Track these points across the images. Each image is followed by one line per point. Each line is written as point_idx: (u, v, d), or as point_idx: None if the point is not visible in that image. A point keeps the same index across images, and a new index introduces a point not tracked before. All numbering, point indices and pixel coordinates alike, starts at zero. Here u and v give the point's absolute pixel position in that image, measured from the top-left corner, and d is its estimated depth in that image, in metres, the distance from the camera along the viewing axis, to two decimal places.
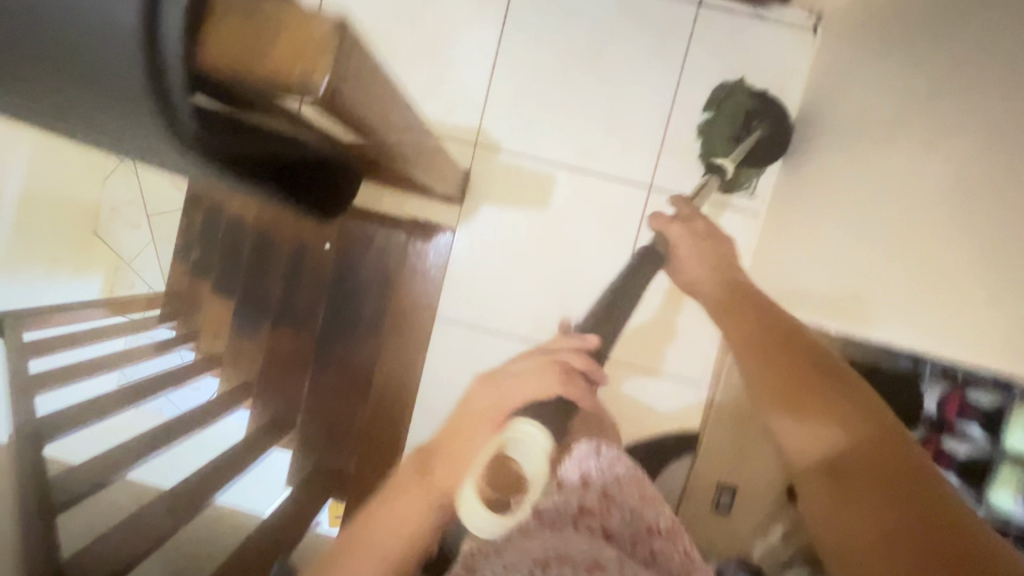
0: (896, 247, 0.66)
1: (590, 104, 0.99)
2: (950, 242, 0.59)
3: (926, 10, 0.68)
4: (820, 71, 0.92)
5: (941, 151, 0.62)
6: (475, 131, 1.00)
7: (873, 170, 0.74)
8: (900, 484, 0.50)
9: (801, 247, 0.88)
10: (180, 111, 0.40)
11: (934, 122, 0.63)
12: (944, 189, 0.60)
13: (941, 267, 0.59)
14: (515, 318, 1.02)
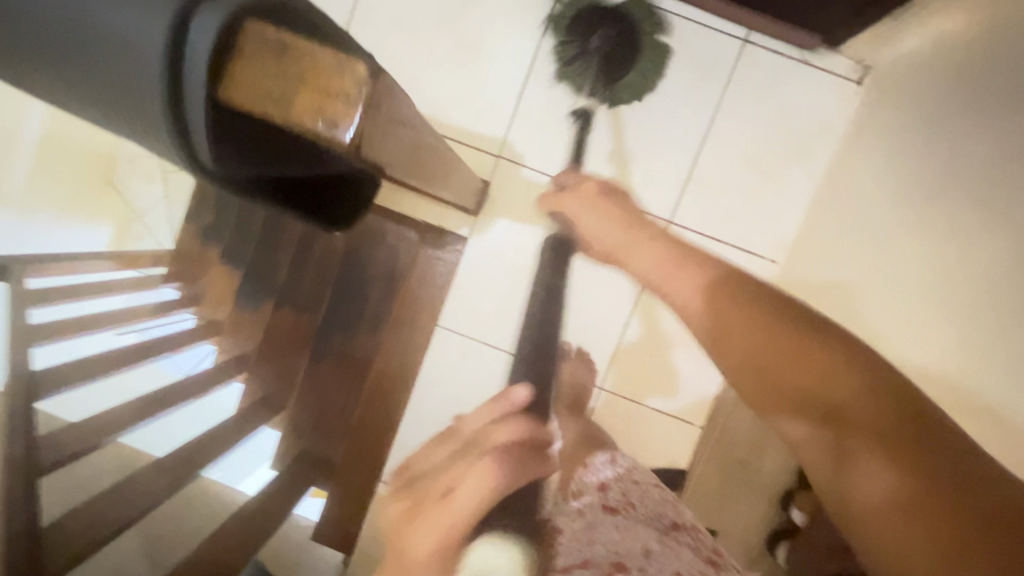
0: (966, 329, 0.59)
1: (621, 129, 0.98)
2: (993, 340, 0.55)
3: (984, 82, 0.65)
4: (863, 124, 0.91)
5: (1001, 234, 0.57)
6: (501, 141, 0.99)
7: (927, 241, 0.68)
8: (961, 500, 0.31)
9: (835, 308, 0.83)
10: (199, 148, 0.32)
11: (990, 203, 0.59)
12: (1002, 274, 0.56)
13: (978, 366, 0.56)
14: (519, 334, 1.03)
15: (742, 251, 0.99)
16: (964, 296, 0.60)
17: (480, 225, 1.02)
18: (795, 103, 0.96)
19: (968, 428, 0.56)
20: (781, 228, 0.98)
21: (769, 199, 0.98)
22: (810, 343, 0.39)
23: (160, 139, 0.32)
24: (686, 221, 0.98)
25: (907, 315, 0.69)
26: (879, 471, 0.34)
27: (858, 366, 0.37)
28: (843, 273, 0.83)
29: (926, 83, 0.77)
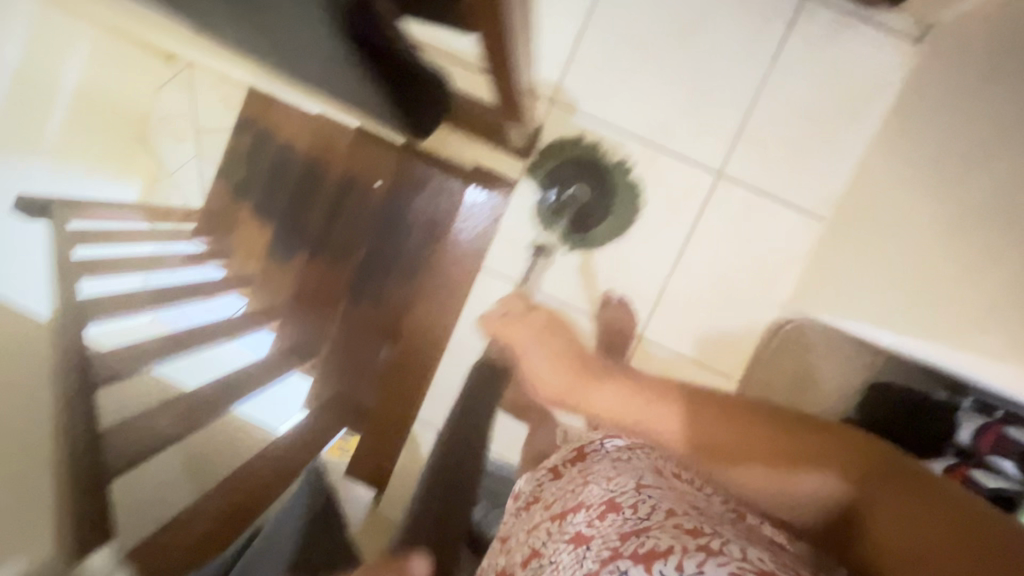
0: (976, 236, 0.61)
1: (670, 79, 0.99)
2: (998, 243, 0.57)
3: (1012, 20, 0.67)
4: (916, 81, 0.91)
5: (1007, 144, 0.59)
6: (552, 89, 1.01)
7: (948, 174, 0.70)
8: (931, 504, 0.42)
9: (868, 252, 0.84)
10: None
11: (999, 125, 0.62)
12: (999, 181, 0.58)
13: (998, 271, 0.57)
14: (559, 278, 1.07)
15: (789, 206, 1.00)
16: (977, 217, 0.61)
17: (533, 169, 1.05)
18: (848, 63, 0.96)
19: (1010, 345, 0.56)
20: (827, 183, 0.99)
21: (818, 156, 0.98)
22: (799, 441, 0.51)
23: None
24: (732, 174, 1.00)
25: (937, 249, 0.70)
26: (896, 525, 0.44)
27: (853, 446, 0.50)
28: (889, 221, 0.83)
29: (979, 31, 0.76)
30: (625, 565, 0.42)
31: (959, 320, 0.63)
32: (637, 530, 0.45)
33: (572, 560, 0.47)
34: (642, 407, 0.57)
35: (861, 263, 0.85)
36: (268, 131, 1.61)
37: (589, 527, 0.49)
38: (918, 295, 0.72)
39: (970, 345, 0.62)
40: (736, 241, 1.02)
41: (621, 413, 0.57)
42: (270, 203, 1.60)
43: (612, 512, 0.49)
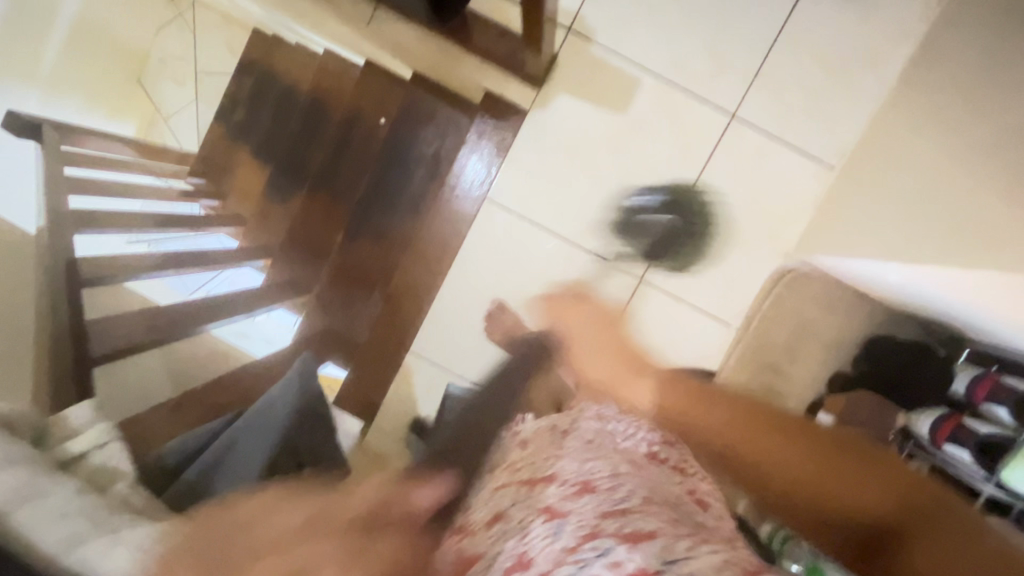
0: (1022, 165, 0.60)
1: (692, 16, 0.97)
2: None
3: None
4: (940, 29, 0.90)
5: None
6: (572, 17, 0.98)
7: (991, 116, 0.69)
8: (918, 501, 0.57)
9: (886, 197, 0.84)
10: None
11: None
12: None
13: None
14: (565, 216, 1.04)
15: (798, 152, 0.99)
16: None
17: (544, 99, 1.02)
18: (872, 11, 0.95)
19: None
20: (840, 133, 0.98)
21: (835, 103, 0.97)
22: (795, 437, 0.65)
23: None
24: (747, 118, 0.99)
25: (973, 185, 0.68)
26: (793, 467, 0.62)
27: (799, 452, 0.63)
28: (908, 164, 0.82)
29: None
30: (608, 542, 0.39)
31: (988, 249, 0.62)
32: (620, 511, 0.42)
33: (542, 534, 0.42)
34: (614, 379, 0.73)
35: (877, 208, 0.85)
36: (269, 70, 1.57)
37: (562, 504, 0.45)
38: (944, 232, 0.72)
39: (990, 266, 0.61)
40: (745, 186, 1.00)
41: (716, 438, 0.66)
42: (268, 143, 1.55)
43: (587, 492, 0.45)
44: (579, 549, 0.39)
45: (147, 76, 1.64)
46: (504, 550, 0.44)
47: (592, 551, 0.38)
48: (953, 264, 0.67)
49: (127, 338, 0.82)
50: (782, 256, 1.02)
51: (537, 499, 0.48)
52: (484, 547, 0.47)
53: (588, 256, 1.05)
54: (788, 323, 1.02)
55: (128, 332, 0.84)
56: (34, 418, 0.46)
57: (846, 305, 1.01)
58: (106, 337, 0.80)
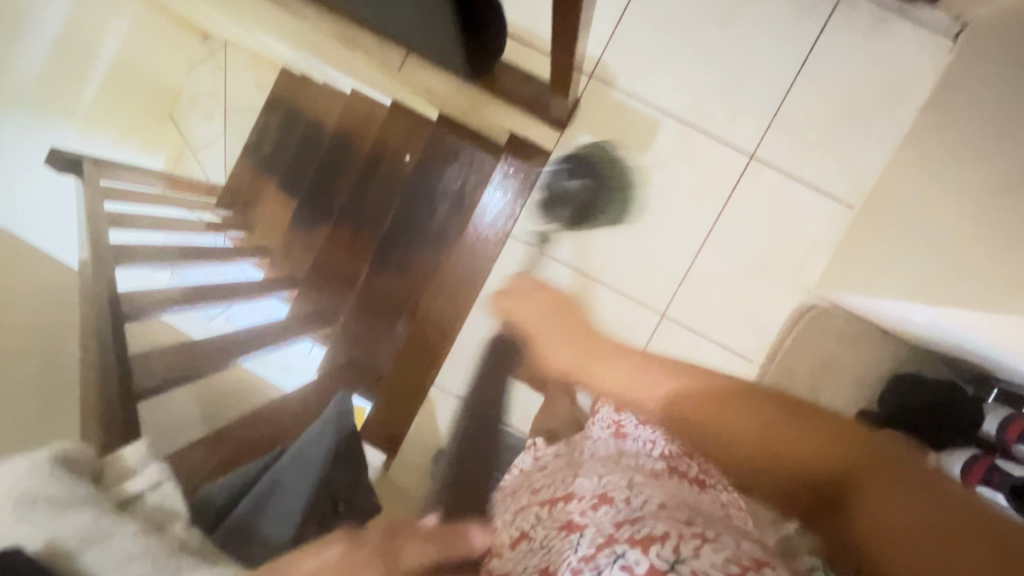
0: None
1: (710, 61, 1.00)
2: None
3: None
4: (954, 74, 0.93)
5: None
6: (594, 62, 1.02)
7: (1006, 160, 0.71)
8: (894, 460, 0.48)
9: (905, 235, 0.86)
10: None
11: None
12: None
13: None
14: (585, 252, 1.07)
15: (817, 190, 1.01)
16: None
17: (565, 140, 1.05)
18: (885, 56, 0.98)
19: None
20: (859, 174, 1.00)
21: (854, 143, 1.00)
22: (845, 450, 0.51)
23: None
24: (766, 157, 1.01)
25: (987, 221, 0.69)
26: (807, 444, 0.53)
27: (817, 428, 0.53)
28: (927, 203, 0.83)
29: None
30: (622, 548, 0.40)
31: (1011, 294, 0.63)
32: (631, 520, 0.43)
33: (563, 549, 0.44)
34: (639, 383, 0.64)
35: (897, 247, 0.86)
36: (298, 109, 1.64)
37: (580, 518, 0.46)
38: (963, 267, 0.72)
39: (1009, 308, 0.61)
40: (764, 222, 1.02)
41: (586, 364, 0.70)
42: (295, 177, 1.61)
43: (603, 505, 0.46)
44: (595, 556, 0.40)
45: (177, 113, 1.73)
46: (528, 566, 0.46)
47: (607, 558, 0.40)
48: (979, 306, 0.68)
49: (166, 368, 0.86)
50: (801, 292, 1.03)
51: (553, 516, 0.49)
52: (508, 568, 0.48)
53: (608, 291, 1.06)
54: (811, 360, 1.02)
55: (168, 363, 0.88)
56: (92, 459, 0.48)
57: (869, 342, 1.01)
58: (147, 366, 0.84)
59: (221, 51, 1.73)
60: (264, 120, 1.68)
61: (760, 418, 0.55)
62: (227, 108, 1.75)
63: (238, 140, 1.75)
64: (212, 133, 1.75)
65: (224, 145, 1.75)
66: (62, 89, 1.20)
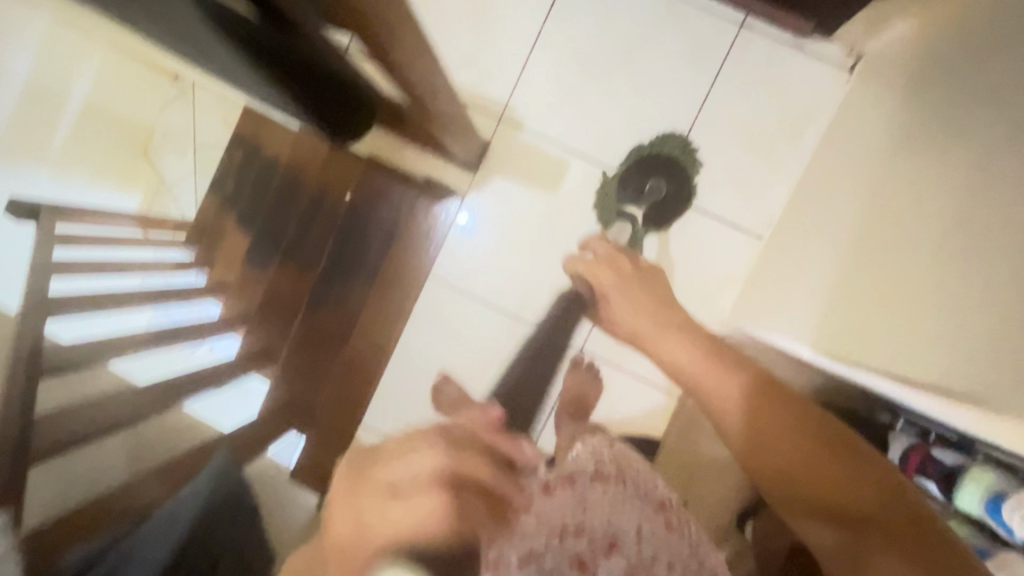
0: (921, 262, 0.62)
1: (617, 100, 1.03)
2: (942, 273, 0.58)
3: (950, 62, 0.69)
4: (849, 106, 0.94)
5: (950, 180, 0.61)
6: (503, 105, 1.05)
7: (891, 200, 0.72)
8: (926, 546, 0.48)
9: (802, 270, 0.88)
10: None
11: (944, 164, 0.63)
12: (944, 223, 0.60)
13: (930, 295, 0.59)
14: (504, 290, 1.09)
15: (725, 221, 1.02)
16: (937, 232, 0.61)
17: (479, 182, 1.08)
18: (784, 89, 1.00)
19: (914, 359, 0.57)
20: (765, 205, 1.02)
21: (759, 175, 1.01)
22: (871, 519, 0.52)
23: None
24: (674, 192, 1.03)
25: (876, 260, 0.70)
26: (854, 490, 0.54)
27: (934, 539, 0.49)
28: (826, 236, 0.84)
29: (913, 60, 0.79)
30: None
31: (883, 339, 0.64)
32: None
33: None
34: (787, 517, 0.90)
35: (797, 282, 0.87)
36: None
37: None
38: (855, 302, 0.72)
39: (884, 357, 0.63)
40: (677, 255, 1.03)
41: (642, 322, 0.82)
42: None
43: None
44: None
45: (153, 148, 1.34)
46: None
47: None
48: (857, 349, 0.68)
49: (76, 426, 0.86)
50: (718, 323, 1.03)
51: None
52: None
53: (526, 327, 1.08)
54: None
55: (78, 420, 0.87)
56: None
57: (783, 370, 1.02)
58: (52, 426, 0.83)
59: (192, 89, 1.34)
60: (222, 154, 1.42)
61: (834, 472, 0.56)
62: (195, 146, 1.38)
63: (207, 178, 1.40)
64: (182, 173, 1.37)
65: (193, 184, 1.38)
66: (36, 130, 0.98)
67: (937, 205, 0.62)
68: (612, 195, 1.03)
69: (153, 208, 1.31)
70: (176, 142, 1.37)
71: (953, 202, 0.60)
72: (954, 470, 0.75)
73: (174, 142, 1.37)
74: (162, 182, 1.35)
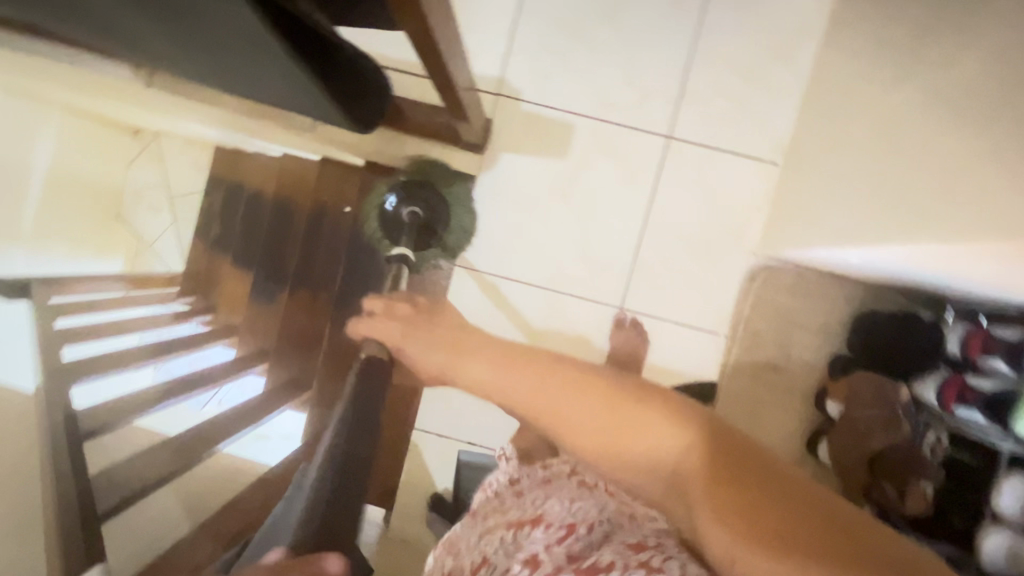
0: (959, 130, 0.61)
1: (609, 54, 1.02)
2: (983, 138, 0.58)
3: None
4: (837, 17, 0.95)
5: (971, 51, 0.61)
6: (497, 82, 1.04)
7: (906, 90, 0.72)
8: (772, 498, 0.41)
9: (821, 184, 0.88)
10: None
11: (960, 37, 0.64)
12: (970, 88, 0.60)
13: (980, 154, 0.58)
14: (530, 266, 1.07)
15: (738, 155, 1.02)
16: (966, 94, 0.61)
17: (488, 162, 1.06)
18: (770, 14, 1.00)
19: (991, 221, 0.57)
20: (773, 130, 1.02)
21: (760, 104, 1.02)
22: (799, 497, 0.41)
23: None
24: (683, 137, 1.03)
25: (901, 153, 0.72)
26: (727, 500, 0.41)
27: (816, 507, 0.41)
28: (845, 144, 0.84)
29: None
30: None
31: (943, 213, 0.64)
32: (581, 555, 0.48)
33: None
34: (568, 382, 0.57)
35: (823, 191, 0.87)
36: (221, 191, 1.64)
37: (546, 552, 0.49)
38: (896, 193, 0.72)
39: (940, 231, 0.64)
40: (695, 198, 1.03)
41: (570, 403, 0.54)
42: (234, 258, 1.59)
43: (569, 536, 0.51)
44: None
45: (125, 211, 1.39)
46: None
47: None
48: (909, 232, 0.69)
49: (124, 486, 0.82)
50: (750, 256, 1.04)
51: (523, 542, 0.52)
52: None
53: (563, 297, 1.07)
54: (773, 320, 1.04)
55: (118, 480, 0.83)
56: None
57: (823, 289, 1.03)
58: (103, 487, 0.79)
59: (153, 142, 1.38)
60: (202, 200, 1.39)
61: (780, 502, 0.40)
62: (172, 197, 1.39)
63: (189, 228, 1.41)
64: (162, 225, 1.41)
65: (177, 234, 1.41)
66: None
67: (949, 83, 0.64)
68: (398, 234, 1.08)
69: (137, 266, 1.40)
70: (151, 198, 1.40)
71: (970, 74, 0.61)
72: (1020, 343, 0.75)
73: (147, 199, 1.40)
74: (143, 242, 1.42)
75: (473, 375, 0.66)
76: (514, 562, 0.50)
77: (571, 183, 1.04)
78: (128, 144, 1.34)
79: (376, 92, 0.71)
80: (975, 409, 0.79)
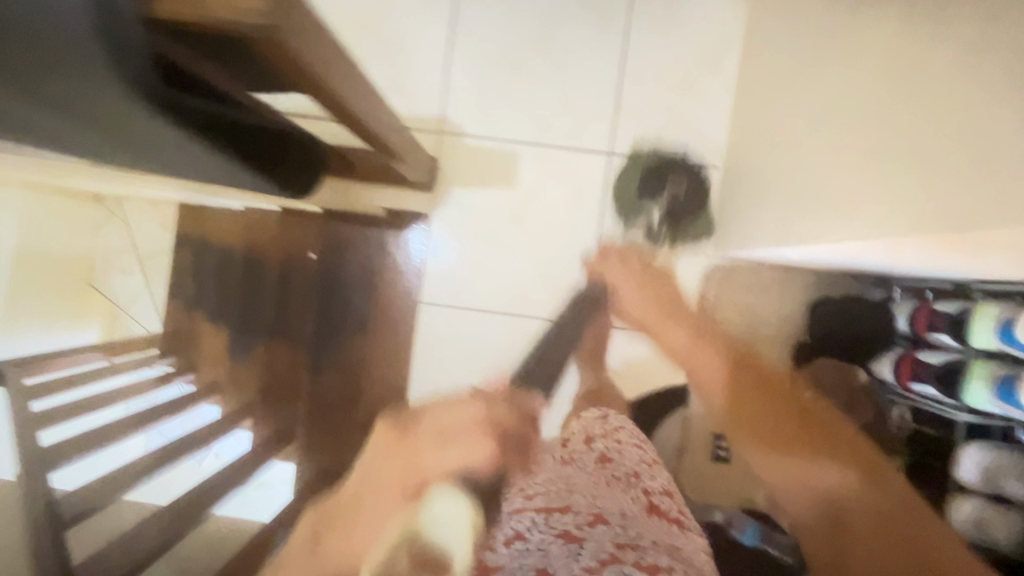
0: (867, 126, 0.64)
1: (543, 81, 1.05)
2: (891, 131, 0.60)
3: None
4: (753, 24, 1.00)
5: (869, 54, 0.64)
6: (438, 121, 1.06)
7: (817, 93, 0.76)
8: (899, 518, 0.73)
9: (758, 184, 0.92)
10: (148, 59, 0.46)
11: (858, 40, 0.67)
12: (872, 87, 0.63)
13: (891, 147, 0.60)
14: (493, 295, 1.10)
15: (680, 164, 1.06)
16: (871, 93, 0.64)
17: (440, 199, 1.09)
18: (692, 26, 1.04)
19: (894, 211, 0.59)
20: (708, 136, 1.06)
21: (694, 113, 1.05)
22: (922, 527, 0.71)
23: (98, 58, 0.42)
24: (625, 153, 1.06)
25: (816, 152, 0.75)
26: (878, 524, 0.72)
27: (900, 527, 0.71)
28: (773, 146, 0.88)
29: None
30: (629, 569, 0.50)
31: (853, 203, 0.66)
32: (629, 543, 0.55)
33: (562, 553, 0.55)
34: (798, 468, 0.83)
35: (760, 191, 0.91)
36: None
37: (577, 530, 0.58)
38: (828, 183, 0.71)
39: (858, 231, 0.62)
40: (644, 209, 1.06)
41: (780, 470, 0.85)
42: None
43: (598, 522, 0.59)
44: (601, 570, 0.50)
45: (96, 278, 1.19)
46: (523, 563, 0.58)
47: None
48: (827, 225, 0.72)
49: None
50: (703, 259, 1.07)
51: (553, 525, 0.61)
52: (505, 560, 0.62)
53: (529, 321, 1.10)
54: (735, 318, 1.07)
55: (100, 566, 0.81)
56: None
57: (777, 282, 1.06)
58: None
59: (120, 206, 1.21)
60: (168, 259, 1.22)
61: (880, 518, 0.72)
62: (138, 258, 1.22)
63: (160, 285, 1.22)
64: (135, 290, 1.21)
65: (150, 298, 1.21)
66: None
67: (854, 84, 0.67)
68: (627, 182, 1.06)
69: (115, 334, 1.15)
70: (118, 262, 1.21)
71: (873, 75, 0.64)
72: (959, 316, 0.79)
73: (116, 262, 1.21)
74: (117, 305, 1.19)
75: (783, 460, 0.84)
76: (548, 535, 0.60)
77: (523, 209, 1.07)
78: (85, 211, 1.13)
79: (314, 168, 0.82)
80: (929, 382, 0.82)
